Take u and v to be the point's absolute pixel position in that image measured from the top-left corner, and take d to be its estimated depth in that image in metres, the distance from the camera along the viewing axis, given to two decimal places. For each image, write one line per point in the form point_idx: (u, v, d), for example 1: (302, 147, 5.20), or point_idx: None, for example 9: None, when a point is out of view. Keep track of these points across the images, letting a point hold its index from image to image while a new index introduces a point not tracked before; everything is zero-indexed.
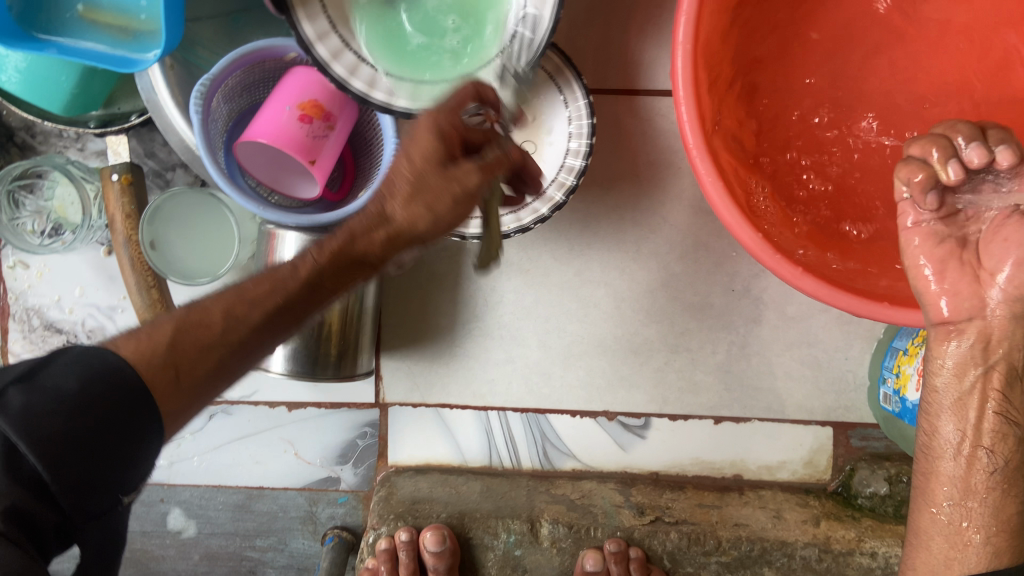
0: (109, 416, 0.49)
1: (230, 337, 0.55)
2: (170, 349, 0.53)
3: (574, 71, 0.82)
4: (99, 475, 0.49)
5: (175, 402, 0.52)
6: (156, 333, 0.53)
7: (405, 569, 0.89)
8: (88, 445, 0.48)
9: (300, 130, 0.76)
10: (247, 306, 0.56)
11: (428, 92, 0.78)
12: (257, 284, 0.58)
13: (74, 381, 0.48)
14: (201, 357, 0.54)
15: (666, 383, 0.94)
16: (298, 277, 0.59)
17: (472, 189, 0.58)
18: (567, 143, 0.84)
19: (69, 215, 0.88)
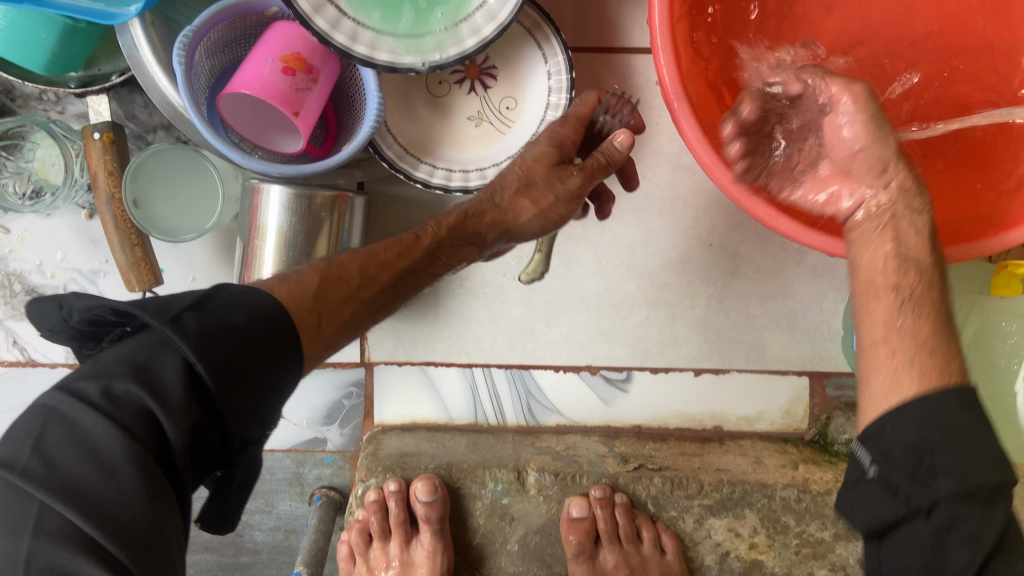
0: (271, 346, 0.56)
1: (365, 292, 0.67)
2: (318, 294, 0.63)
3: (553, 27, 0.83)
4: (252, 406, 0.55)
5: (317, 345, 0.61)
6: (305, 282, 0.63)
7: (394, 519, 0.90)
8: (247, 375, 0.54)
9: (285, 82, 0.76)
10: (380, 266, 0.69)
11: (409, 46, 0.79)
12: (386, 250, 0.70)
13: (242, 314, 0.55)
14: (340, 308, 0.64)
15: (646, 338, 0.96)
16: (419, 250, 0.71)
17: (572, 190, 0.72)
18: (546, 98, 0.86)
19: (50, 176, 0.87)
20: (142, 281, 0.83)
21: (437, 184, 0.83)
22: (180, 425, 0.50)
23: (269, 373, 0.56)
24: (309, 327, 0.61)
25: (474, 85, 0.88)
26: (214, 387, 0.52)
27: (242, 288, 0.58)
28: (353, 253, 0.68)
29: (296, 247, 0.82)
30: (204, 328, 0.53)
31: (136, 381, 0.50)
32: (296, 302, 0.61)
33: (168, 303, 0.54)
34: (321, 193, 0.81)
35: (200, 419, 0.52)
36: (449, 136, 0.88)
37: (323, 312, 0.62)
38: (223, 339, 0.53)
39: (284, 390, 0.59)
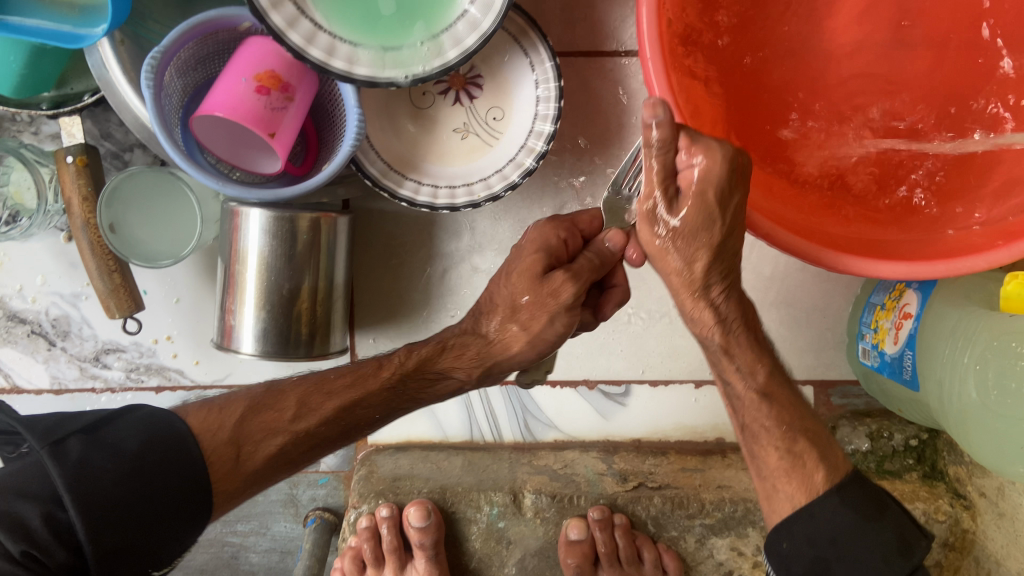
0: (155, 473, 0.60)
1: (298, 425, 0.68)
2: (239, 423, 0.67)
3: (539, 33, 0.79)
4: (129, 538, 0.58)
5: (231, 479, 0.65)
6: (228, 411, 0.67)
7: (388, 546, 0.87)
8: (121, 506, 0.58)
9: (258, 103, 0.73)
10: (324, 396, 0.70)
11: (391, 59, 0.75)
12: (342, 383, 0.71)
13: (133, 442, 0.60)
14: (266, 437, 0.67)
15: (646, 350, 0.94)
16: (381, 377, 0.72)
17: (566, 303, 0.68)
18: (533, 108, 0.83)
19: (26, 201, 0.85)
20: (123, 308, 0.81)
21: (421, 202, 0.80)
22: (32, 551, 0.54)
23: (140, 511, 0.59)
24: (224, 457, 0.65)
25: (459, 95, 0.85)
26: (79, 513, 0.56)
27: (148, 414, 0.63)
28: (296, 383, 0.71)
29: (280, 271, 0.80)
30: (77, 457, 0.58)
31: (3, 511, 0.55)
32: (205, 427, 0.65)
33: (57, 425, 0.59)
34: (303, 215, 0.79)
35: (65, 552, 0.56)
36: (434, 149, 0.85)
37: (242, 438, 0.66)
38: (95, 470, 0.58)
39: (178, 528, 0.61)
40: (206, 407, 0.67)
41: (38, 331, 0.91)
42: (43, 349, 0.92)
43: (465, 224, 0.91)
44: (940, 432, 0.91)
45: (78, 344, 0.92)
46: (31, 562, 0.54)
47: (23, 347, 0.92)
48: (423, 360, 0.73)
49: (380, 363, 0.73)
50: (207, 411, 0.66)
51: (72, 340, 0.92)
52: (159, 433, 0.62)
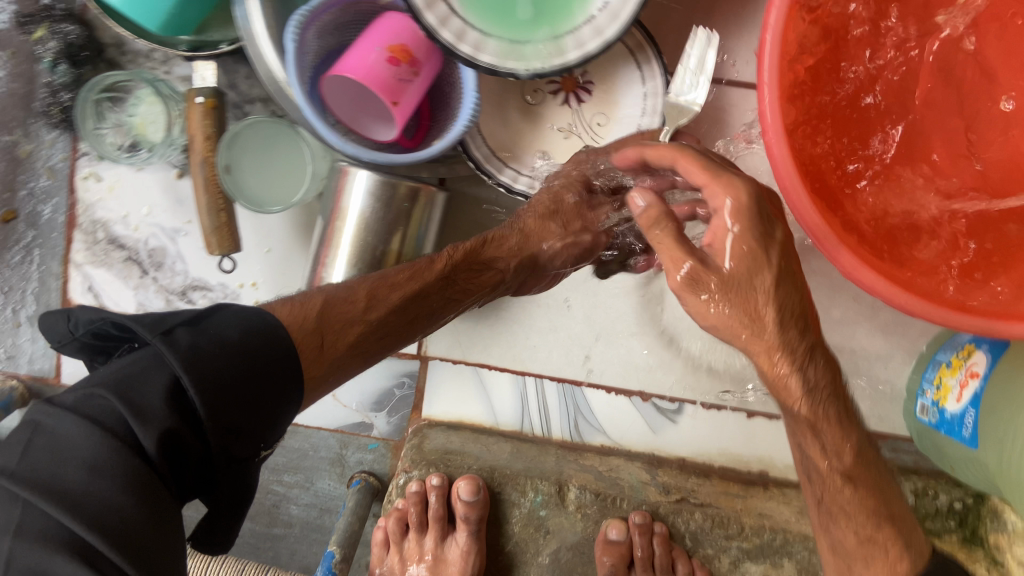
0: (261, 362, 0.60)
1: (371, 315, 0.70)
2: (320, 318, 0.67)
3: (656, 50, 0.83)
4: (243, 422, 0.59)
5: (317, 365, 0.66)
6: (309, 305, 0.67)
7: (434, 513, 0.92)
8: (234, 389, 0.58)
9: (388, 72, 0.78)
10: (390, 288, 0.72)
11: (513, 53, 0.80)
12: (405, 281, 0.74)
13: (234, 332, 0.60)
14: (343, 329, 0.68)
15: (704, 372, 0.97)
16: (437, 273, 0.76)
17: (597, 226, 0.85)
18: (636, 119, 0.86)
19: (149, 133, 0.90)
20: (223, 246, 0.87)
21: (518, 190, 0.85)
22: (166, 433, 0.54)
23: (250, 394, 0.59)
24: (309, 348, 0.65)
25: (569, 97, 0.88)
26: (201, 395, 0.56)
27: (240, 310, 0.63)
28: (363, 281, 0.72)
29: (377, 232, 0.84)
30: (191, 344, 0.57)
31: (127, 394, 0.54)
32: (292, 322, 0.65)
33: (162, 319, 0.59)
34: (405, 183, 0.83)
35: (187, 430, 0.55)
36: (537, 144, 0.88)
37: (326, 330, 0.67)
38: (204, 359, 0.57)
39: (279, 413, 0.63)
40: (290, 301, 0.67)
41: (134, 259, 0.96)
42: (135, 277, 0.97)
43: None
44: (987, 499, 0.91)
45: (169, 277, 0.96)
46: (161, 449, 0.54)
47: (117, 272, 0.97)
48: (473, 254, 0.79)
49: (433, 258, 0.77)
50: (289, 304, 0.67)
51: (164, 272, 0.96)
52: (257, 322, 0.62)
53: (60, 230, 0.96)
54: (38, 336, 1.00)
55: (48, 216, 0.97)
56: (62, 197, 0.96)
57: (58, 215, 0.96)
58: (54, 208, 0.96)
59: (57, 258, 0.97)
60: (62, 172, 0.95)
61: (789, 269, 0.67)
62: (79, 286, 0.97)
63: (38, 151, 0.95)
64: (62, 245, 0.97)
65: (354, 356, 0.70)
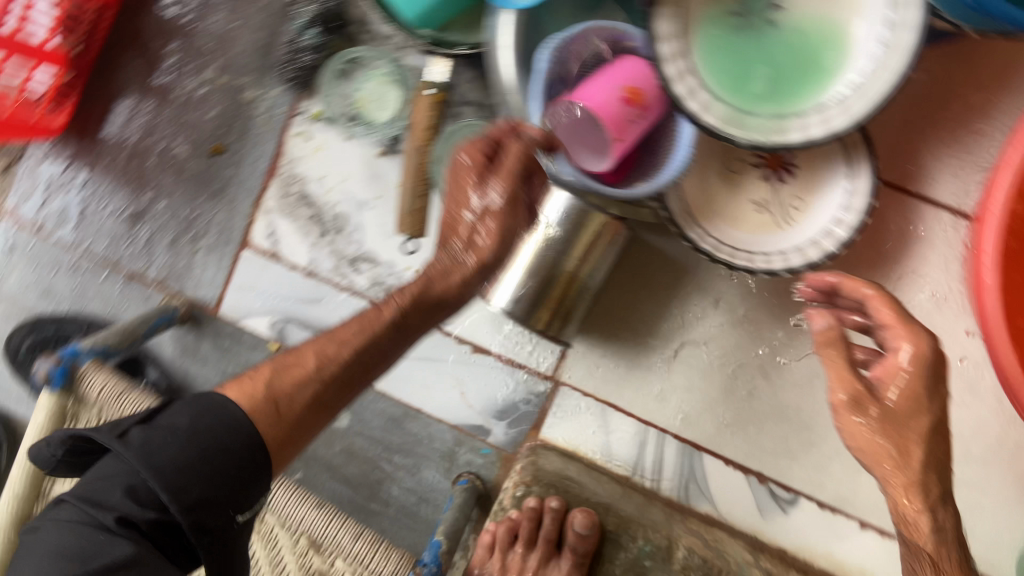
0: (210, 440, 0.63)
1: (323, 374, 0.71)
2: (274, 379, 0.69)
3: (870, 151, 0.85)
4: (208, 489, 0.61)
5: (278, 429, 0.67)
6: (258, 377, 0.69)
7: (543, 536, 0.90)
8: (195, 465, 0.61)
9: (618, 110, 0.81)
10: (335, 345, 0.72)
11: (737, 120, 0.82)
12: (348, 334, 0.74)
13: (185, 419, 0.64)
14: (300, 388, 0.70)
15: (825, 470, 0.97)
16: (387, 326, 0.74)
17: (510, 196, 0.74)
18: (835, 211, 0.87)
19: (369, 109, 0.97)
20: (412, 229, 0.89)
21: (704, 249, 0.87)
22: (124, 520, 0.61)
23: (212, 470, 0.62)
24: (235, 393, 0.67)
25: (771, 174, 0.91)
26: (157, 484, 0.60)
27: (192, 398, 0.66)
28: (313, 339, 0.74)
29: (560, 252, 0.87)
30: (168, 422, 0.64)
31: (95, 540, 0.60)
32: (239, 394, 0.67)
33: (120, 422, 0.64)
34: (598, 215, 0.86)
35: (145, 515, 0.61)
36: (730, 211, 0.91)
37: (275, 392, 0.68)
38: (158, 448, 0.61)
39: (251, 488, 0.64)
40: (239, 377, 0.70)
41: (318, 218, 1.01)
42: (314, 235, 1.02)
43: (714, 285, 0.97)
44: None
45: (345, 243, 1.01)
46: (123, 523, 0.61)
47: (300, 226, 1.02)
48: (425, 288, 0.76)
49: (378, 304, 0.76)
50: (246, 379, 0.69)
51: (342, 236, 1.01)
52: (209, 405, 0.65)
53: (260, 175, 1.02)
54: (209, 265, 1.04)
55: (253, 160, 1.03)
56: (270, 145, 1.02)
57: (262, 161, 1.02)
58: (261, 153, 1.02)
59: (251, 199, 1.03)
60: (278, 122, 1.01)
61: (943, 423, 0.69)
62: (262, 230, 1.02)
63: (262, 99, 1.01)
64: (258, 188, 1.02)
65: (325, 417, 0.72)
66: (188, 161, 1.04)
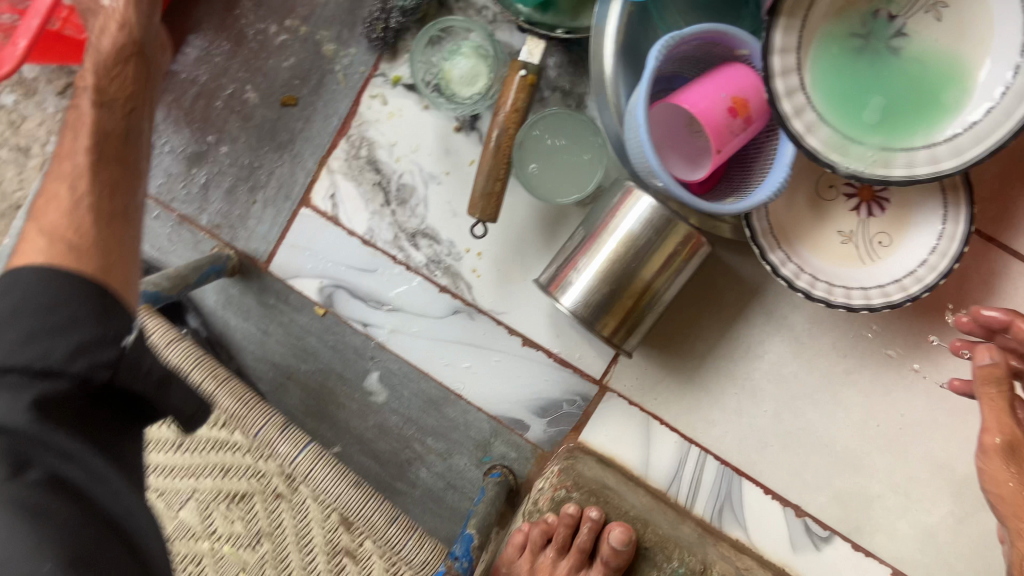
0: (45, 299, 0.55)
1: (77, 192, 0.65)
2: (66, 220, 0.63)
3: (969, 196, 0.81)
4: (66, 318, 0.55)
5: (99, 274, 0.60)
6: (43, 212, 0.65)
7: (577, 544, 0.87)
8: (46, 327, 0.54)
9: (723, 119, 0.78)
10: (67, 183, 0.66)
11: (840, 146, 0.79)
12: (92, 170, 0.67)
13: (6, 303, 0.55)
14: (66, 216, 0.64)
15: (866, 513, 0.94)
16: (110, 133, 0.70)
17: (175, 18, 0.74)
18: (923, 254, 0.84)
19: (452, 83, 0.91)
20: (484, 214, 0.86)
21: (784, 274, 0.84)
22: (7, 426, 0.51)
23: (64, 320, 0.55)
24: (77, 263, 0.60)
25: (861, 205, 0.88)
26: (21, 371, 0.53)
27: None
28: (42, 191, 0.67)
29: (636, 258, 0.84)
30: None
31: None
32: (61, 260, 0.59)
33: None
34: (682, 226, 0.83)
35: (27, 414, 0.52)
36: (812, 238, 0.88)
37: (63, 229, 0.62)
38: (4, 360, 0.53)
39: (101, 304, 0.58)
40: (30, 243, 0.62)
41: (383, 186, 0.98)
42: (377, 203, 0.98)
43: (780, 311, 0.94)
44: None
45: (407, 215, 0.98)
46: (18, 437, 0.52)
47: (363, 191, 0.99)
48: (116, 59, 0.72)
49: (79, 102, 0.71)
50: (39, 243, 0.61)
51: (404, 208, 0.98)
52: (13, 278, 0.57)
53: (329, 133, 0.99)
54: (263, 219, 1.01)
55: (323, 116, 0.99)
56: (343, 104, 0.98)
57: (332, 119, 0.99)
58: (333, 110, 0.99)
59: (316, 157, 1.00)
60: (355, 81, 0.98)
61: None
62: (323, 190, 0.99)
63: (341, 55, 0.98)
64: (325, 147, 0.99)
65: (127, 230, 0.67)
66: (256, 108, 1.01)
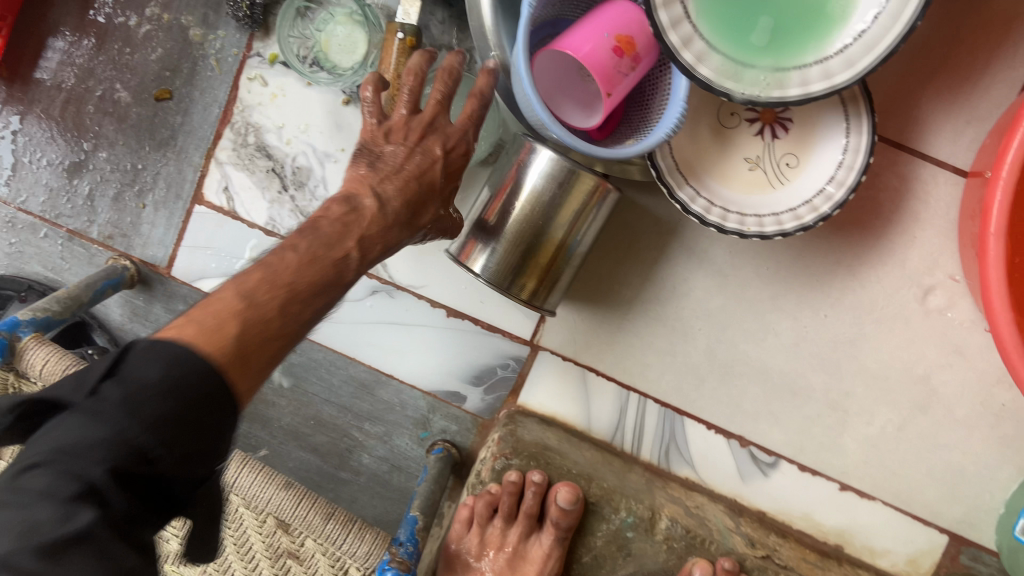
0: (84, 441, 0.45)
1: (247, 304, 0.53)
2: (235, 338, 0.51)
3: (869, 105, 0.80)
4: (198, 444, 0.48)
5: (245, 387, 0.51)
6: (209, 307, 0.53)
7: (525, 509, 0.88)
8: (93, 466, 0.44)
9: (610, 60, 0.75)
10: (262, 285, 0.55)
11: (733, 72, 0.77)
12: (293, 270, 0.57)
13: (156, 369, 0.47)
14: (263, 346, 0.53)
15: (808, 434, 0.95)
16: (366, 215, 0.63)
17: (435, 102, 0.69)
18: (831, 171, 0.82)
19: (331, 53, 0.85)
20: None
21: (694, 211, 0.82)
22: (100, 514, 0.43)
23: (79, 442, 0.44)
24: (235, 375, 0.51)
25: (763, 129, 0.86)
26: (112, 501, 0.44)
27: (149, 346, 0.48)
28: (251, 269, 0.56)
29: (544, 215, 0.81)
30: (61, 434, 0.45)
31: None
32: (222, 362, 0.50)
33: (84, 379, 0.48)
34: (586, 175, 0.80)
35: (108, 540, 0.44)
36: (720, 169, 0.87)
37: (251, 347, 0.52)
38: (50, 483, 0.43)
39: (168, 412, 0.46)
40: (183, 324, 0.51)
41: (277, 172, 0.93)
42: (273, 190, 0.94)
43: (700, 246, 0.92)
44: None
45: (308, 199, 0.94)
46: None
47: (257, 180, 0.94)
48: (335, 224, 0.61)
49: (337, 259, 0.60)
50: (199, 332, 0.50)
51: (303, 192, 0.94)
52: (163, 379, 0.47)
53: (211, 123, 0.94)
54: (158, 223, 0.96)
55: (203, 106, 0.94)
56: (221, 91, 0.93)
57: (213, 108, 0.94)
58: (212, 99, 0.93)
59: (202, 151, 0.94)
60: (230, 66, 0.92)
61: None
62: (215, 184, 0.94)
63: (210, 40, 0.92)
64: (211, 138, 0.94)
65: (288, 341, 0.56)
66: (131, 107, 0.95)
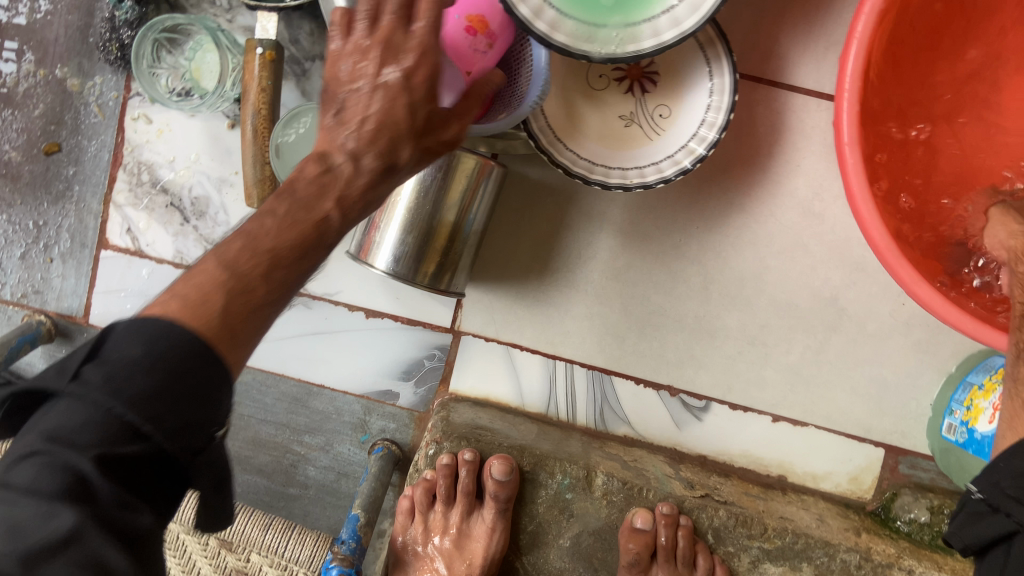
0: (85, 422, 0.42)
1: (239, 278, 0.47)
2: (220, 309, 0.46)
3: (726, 46, 0.82)
4: (193, 415, 0.44)
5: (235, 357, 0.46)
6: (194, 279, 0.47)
7: (462, 487, 0.90)
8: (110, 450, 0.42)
9: (464, 41, 0.76)
10: (250, 259, 0.48)
11: (587, 34, 0.79)
12: (274, 232, 0.49)
13: (139, 347, 0.44)
14: (235, 322, 0.47)
15: (733, 372, 0.97)
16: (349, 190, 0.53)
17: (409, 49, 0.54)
18: (701, 114, 0.85)
19: (203, 80, 0.89)
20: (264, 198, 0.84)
21: (577, 172, 0.84)
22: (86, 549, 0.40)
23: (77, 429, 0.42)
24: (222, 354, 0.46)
25: (632, 85, 0.89)
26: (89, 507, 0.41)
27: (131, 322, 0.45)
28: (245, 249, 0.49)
29: (431, 202, 0.84)
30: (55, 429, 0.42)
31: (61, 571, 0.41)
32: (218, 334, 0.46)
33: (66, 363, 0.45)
34: (466, 156, 0.82)
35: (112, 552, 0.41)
36: (598, 129, 0.89)
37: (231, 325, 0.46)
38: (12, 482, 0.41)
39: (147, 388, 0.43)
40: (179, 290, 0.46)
41: (176, 205, 0.95)
42: (175, 223, 0.95)
43: (597, 208, 0.95)
44: None
45: (211, 227, 0.95)
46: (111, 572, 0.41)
47: (158, 216, 0.95)
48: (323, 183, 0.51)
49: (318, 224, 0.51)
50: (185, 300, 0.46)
51: (204, 221, 0.95)
52: (167, 348, 0.44)
53: (103, 168, 0.95)
54: (68, 274, 0.97)
55: (92, 152, 0.95)
56: (108, 135, 0.94)
57: (102, 153, 0.95)
58: (99, 145, 0.94)
59: (99, 196, 0.96)
60: (112, 109, 0.94)
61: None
62: (118, 227, 0.96)
63: (89, 87, 0.93)
64: (106, 183, 0.95)
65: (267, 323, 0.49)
66: (23, 165, 0.96)
